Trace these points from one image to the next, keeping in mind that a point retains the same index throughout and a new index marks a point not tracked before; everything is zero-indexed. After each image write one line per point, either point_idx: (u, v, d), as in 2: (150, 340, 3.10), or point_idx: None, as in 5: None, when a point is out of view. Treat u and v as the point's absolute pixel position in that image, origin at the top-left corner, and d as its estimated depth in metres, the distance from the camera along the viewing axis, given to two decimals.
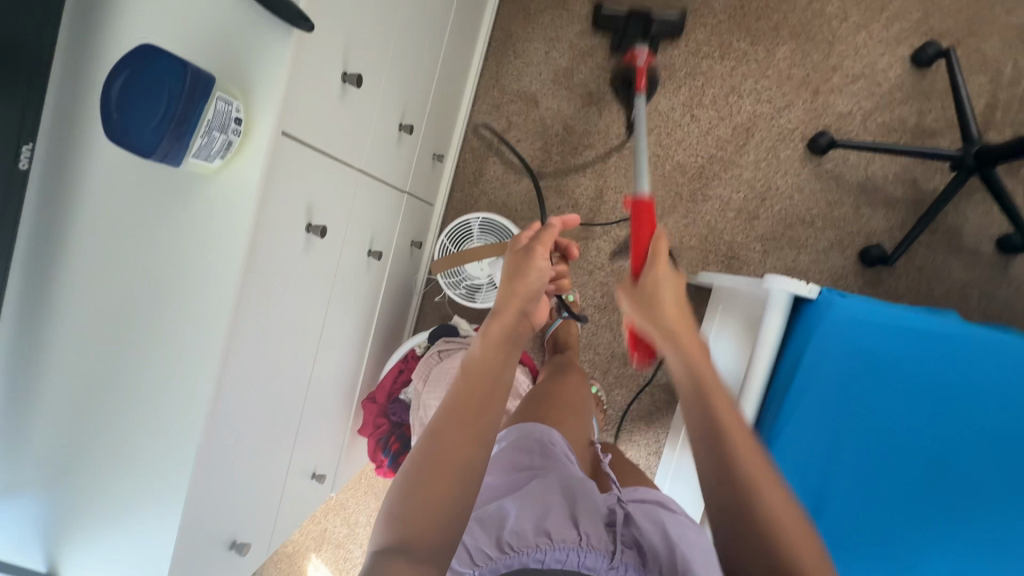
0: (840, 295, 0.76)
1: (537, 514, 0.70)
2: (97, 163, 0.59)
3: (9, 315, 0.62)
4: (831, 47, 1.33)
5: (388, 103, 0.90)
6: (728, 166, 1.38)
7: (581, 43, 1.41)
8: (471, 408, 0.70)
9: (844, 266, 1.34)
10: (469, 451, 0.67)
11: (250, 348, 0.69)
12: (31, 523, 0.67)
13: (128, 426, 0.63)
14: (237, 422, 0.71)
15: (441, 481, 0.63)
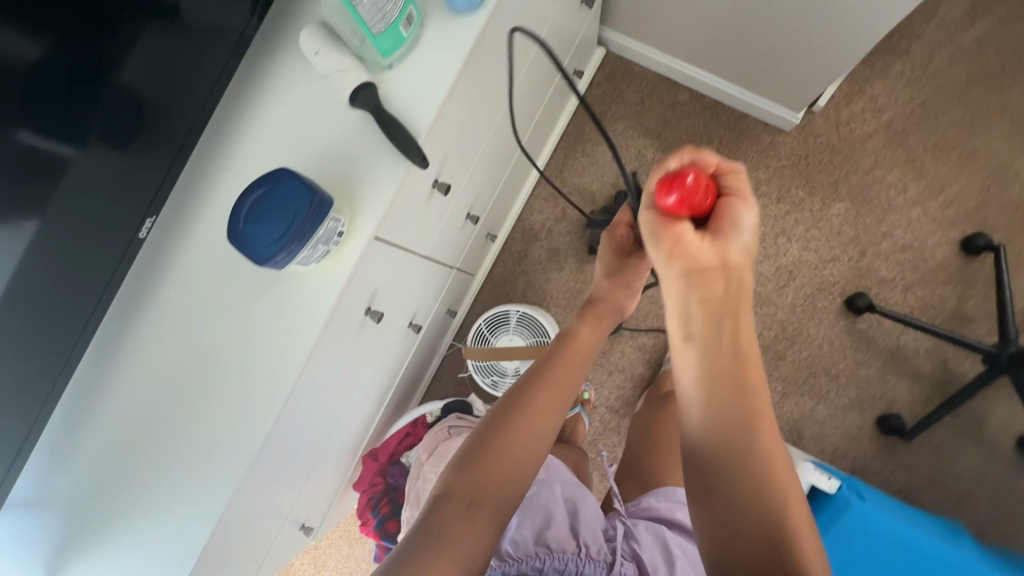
0: (857, 495, 0.81)
1: (538, 524, 0.79)
2: (207, 237, 0.70)
3: (100, 342, 0.71)
4: (884, 214, 1.38)
5: (464, 198, 0.96)
6: (764, 303, 1.41)
7: (647, 156, 1.48)
8: (560, 373, 0.76)
9: (860, 427, 1.35)
10: (550, 420, 0.72)
11: (294, 416, 0.73)
12: (63, 516, 0.69)
13: (165, 467, 0.68)
14: (263, 482, 0.75)
15: (516, 443, 0.69)
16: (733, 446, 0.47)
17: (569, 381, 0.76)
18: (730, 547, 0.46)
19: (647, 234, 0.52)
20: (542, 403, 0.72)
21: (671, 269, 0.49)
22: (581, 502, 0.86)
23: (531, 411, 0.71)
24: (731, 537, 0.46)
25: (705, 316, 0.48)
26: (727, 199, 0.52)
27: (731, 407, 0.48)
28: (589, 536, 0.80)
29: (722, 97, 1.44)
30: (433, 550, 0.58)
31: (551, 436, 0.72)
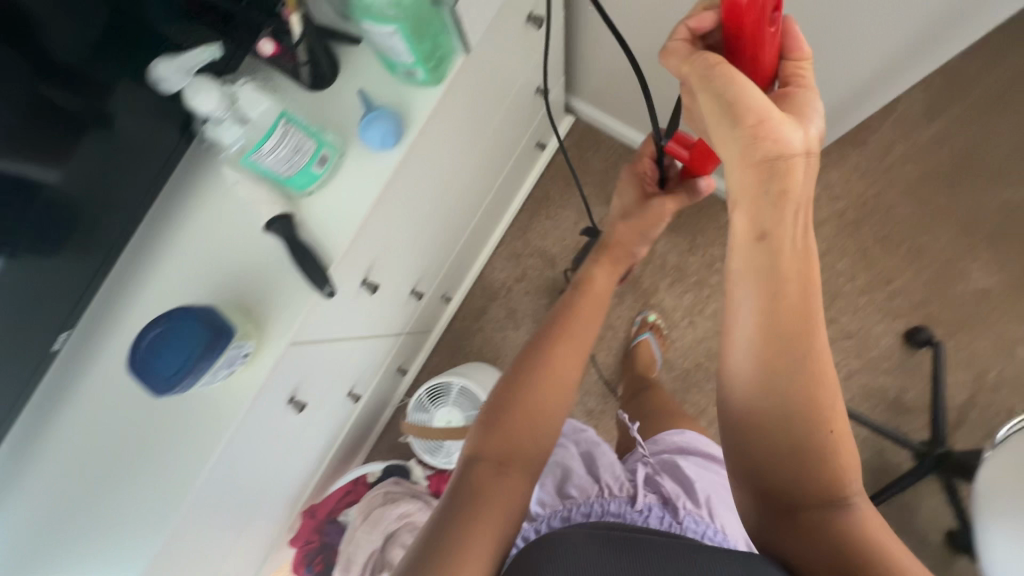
0: None
1: (561, 479, 0.90)
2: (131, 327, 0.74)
3: (26, 419, 0.74)
4: (832, 300, 1.41)
5: (404, 278, 0.99)
6: (711, 378, 1.44)
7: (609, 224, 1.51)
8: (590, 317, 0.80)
9: None
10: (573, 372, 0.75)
11: (212, 496, 0.77)
12: (22, 536, 0.72)
13: (85, 538, 0.71)
14: (182, 555, 0.78)
15: (546, 395, 0.71)
16: (787, 375, 0.51)
17: (591, 326, 0.80)
18: (786, 466, 0.52)
19: (718, 115, 0.52)
20: (561, 352, 0.75)
21: (753, 154, 0.50)
22: (598, 451, 0.94)
23: (556, 354, 0.75)
24: (790, 459, 0.52)
25: (775, 213, 0.50)
26: (795, 94, 0.54)
27: (795, 325, 0.50)
28: (609, 477, 0.88)
29: None
30: (483, 504, 0.60)
31: (570, 388, 0.74)
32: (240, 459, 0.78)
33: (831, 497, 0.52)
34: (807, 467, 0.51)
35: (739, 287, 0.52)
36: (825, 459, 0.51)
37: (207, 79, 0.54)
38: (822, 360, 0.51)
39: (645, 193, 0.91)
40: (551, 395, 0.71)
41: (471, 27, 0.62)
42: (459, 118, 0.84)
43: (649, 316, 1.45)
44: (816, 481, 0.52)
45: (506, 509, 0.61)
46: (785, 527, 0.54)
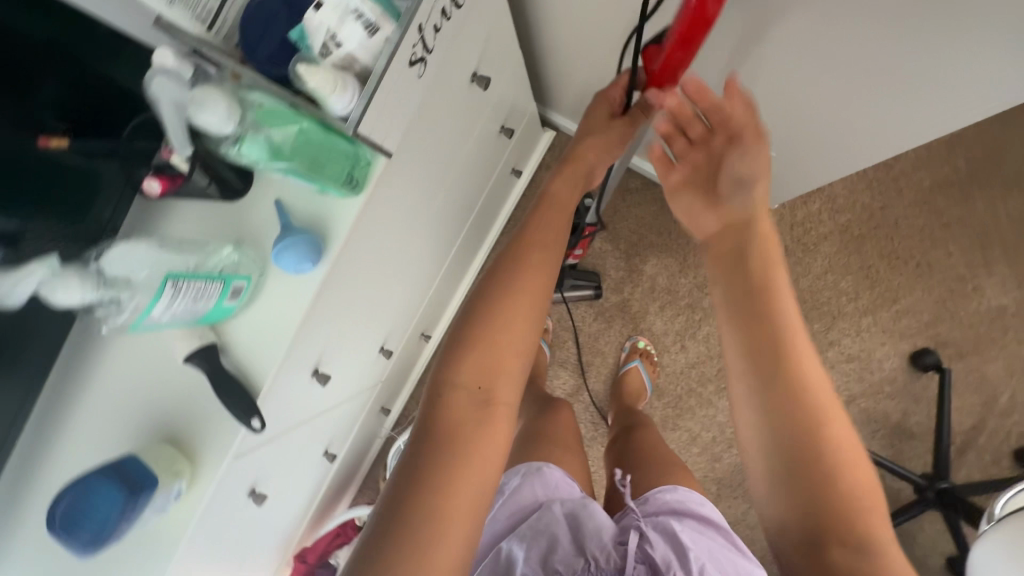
0: None
1: (544, 549, 0.69)
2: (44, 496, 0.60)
3: None
4: (834, 322, 1.33)
5: (365, 346, 0.95)
6: (705, 404, 1.39)
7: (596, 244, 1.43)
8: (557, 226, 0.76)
9: None
10: (538, 281, 0.71)
11: None
12: None
13: None
14: None
15: (509, 317, 0.68)
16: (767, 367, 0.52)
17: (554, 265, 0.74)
18: (801, 479, 0.50)
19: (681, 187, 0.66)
20: (530, 269, 0.71)
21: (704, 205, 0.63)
22: (585, 512, 0.73)
23: (521, 297, 0.70)
24: (807, 473, 0.50)
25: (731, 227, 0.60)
26: (731, 156, 0.62)
27: (773, 313, 0.54)
28: (595, 547, 0.69)
29: None
30: (442, 448, 0.60)
31: (541, 307, 0.71)
32: (210, 551, 0.75)
33: (844, 507, 0.48)
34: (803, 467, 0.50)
35: (739, 313, 0.55)
36: (839, 476, 0.49)
37: (65, 276, 0.47)
38: (805, 349, 0.53)
39: (612, 114, 0.84)
40: (514, 345, 0.68)
41: (388, 137, 0.55)
42: (405, 195, 0.76)
43: (638, 342, 1.40)
44: (840, 503, 0.49)
45: (493, 450, 0.62)
46: (813, 555, 0.48)
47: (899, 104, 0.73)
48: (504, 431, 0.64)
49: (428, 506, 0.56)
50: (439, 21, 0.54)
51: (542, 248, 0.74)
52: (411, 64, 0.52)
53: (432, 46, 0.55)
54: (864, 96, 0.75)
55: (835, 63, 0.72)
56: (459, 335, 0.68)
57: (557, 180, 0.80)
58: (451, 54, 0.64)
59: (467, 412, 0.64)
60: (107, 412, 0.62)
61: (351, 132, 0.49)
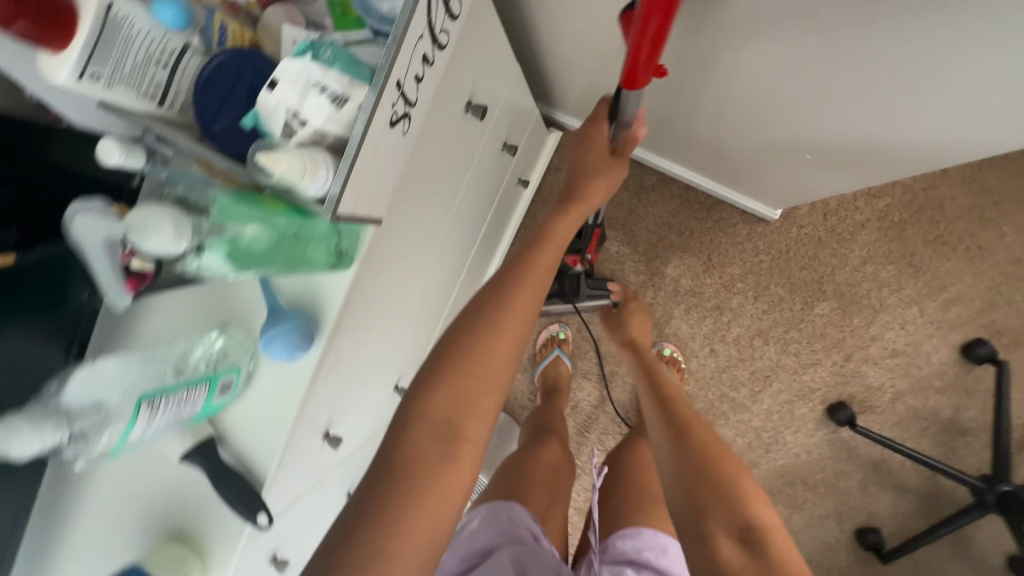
0: None
1: None
2: None
3: None
4: (875, 315, 1.24)
5: (376, 393, 0.89)
6: (738, 409, 1.32)
7: (613, 248, 1.35)
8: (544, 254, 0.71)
9: (838, 538, 1.29)
10: (526, 316, 0.67)
11: None
12: None
13: None
14: None
15: (490, 356, 0.64)
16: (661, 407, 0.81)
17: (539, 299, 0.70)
18: (690, 471, 0.67)
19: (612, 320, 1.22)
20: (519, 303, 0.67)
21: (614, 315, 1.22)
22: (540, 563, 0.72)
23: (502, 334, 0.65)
24: (698, 474, 0.66)
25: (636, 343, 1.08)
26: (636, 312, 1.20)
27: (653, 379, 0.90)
28: None
29: (694, 184, 1.28)
30: (410, 501, 0.56)
31: (521, 338, 0.66)
32: None
33: (720, 491, 0.64)
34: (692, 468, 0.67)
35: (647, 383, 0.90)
36: (724, 482, 0.65)
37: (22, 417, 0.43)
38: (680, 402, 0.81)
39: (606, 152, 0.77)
40: (491, 381, 0.63)
41: (373, 206, 0.49)
42: (405, 243, 0.69)
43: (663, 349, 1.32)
44: (726, 501, 0.63)
45: (454, 495, 0.59)
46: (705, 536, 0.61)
47: (955, 118, 0.62)
48: (470, 472, 0.60)
49: (385, 558, 0.53)
50: (418, 71, 0.46)
51: (534, 275, 0.69)
52: (393, 124, 0.45)
53: (416, 98, 0.47)
54: (912, 110, 0.65)
55: (873, 79, 0.62)
56: (429, 366, 0.64)
57: (566, 220, 0.75)
58: (439, 94, 0.56)
59: (433, 457, 0.59)
60: (103, 521, 0.57)
61: (331, 218, 0.42)
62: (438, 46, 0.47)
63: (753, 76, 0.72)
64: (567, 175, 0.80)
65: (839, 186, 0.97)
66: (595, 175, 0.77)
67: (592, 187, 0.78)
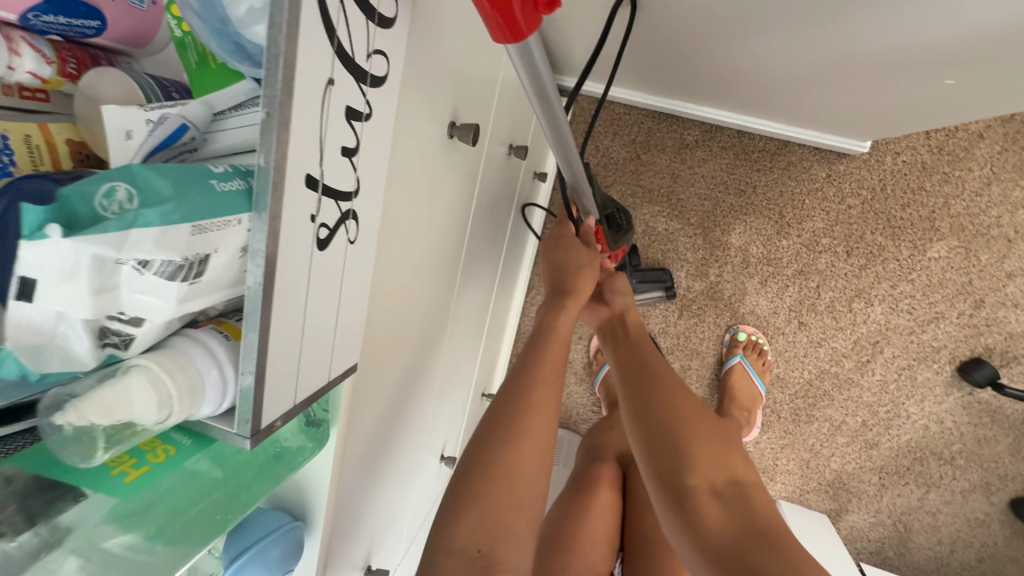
0: None
1: None
2: None
3: None
4: (1010, 247, 0.99)
5: (419, 483, 0.73)
6: (844, 386, 1.10)
7: (658, 225, 1.12)
8: (547, 341, 0.60)
9: (987, 513, 1.09)
10: (532, 398, 0.54)
11: None
12: None
13: None
14: None
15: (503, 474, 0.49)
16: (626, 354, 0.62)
17: (552, 385, 0.56)
18: (668, 433, 0.53)
19: None
20: (537, 398, 0.54)
21: None
22: None
23: (524, 440, 0.51)
24: (672, 434, 0.52)
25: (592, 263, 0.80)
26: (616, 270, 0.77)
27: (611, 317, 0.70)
28: None
29: (748, 128, 1.03)
30: None
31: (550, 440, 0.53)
32: None
33: (708, 457, 0.51)
34: (675, 432, 0.52)
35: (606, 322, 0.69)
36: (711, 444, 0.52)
37: None
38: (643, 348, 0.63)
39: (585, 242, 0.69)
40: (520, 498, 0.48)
41: (333, 360, 0.30)
42: (411, 335, 0.50)
43: (739, 333, 1.11)
44: (710, 464, 0.51)
45: None
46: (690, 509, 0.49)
47: None
48: None
49: None
50: (349, 138, 0.26)
51: (545, 361, 0.58)
52: (323, 244, 0.26)
53: (353, 180, 0.27)
54: None
55: None
56: None
57: (564, 319, 0.63)
58: (396, 141, 0.35)
59: None
60: None
61: (250, 441, 0.24)
62: (371, 79, 0.26)
63: (861, 17, 0.49)
64: (549, 273, 0.68)
65: (969, 107, 0.71)
66: (582, 271, 0.66)
67: (580, 283, 0.66)
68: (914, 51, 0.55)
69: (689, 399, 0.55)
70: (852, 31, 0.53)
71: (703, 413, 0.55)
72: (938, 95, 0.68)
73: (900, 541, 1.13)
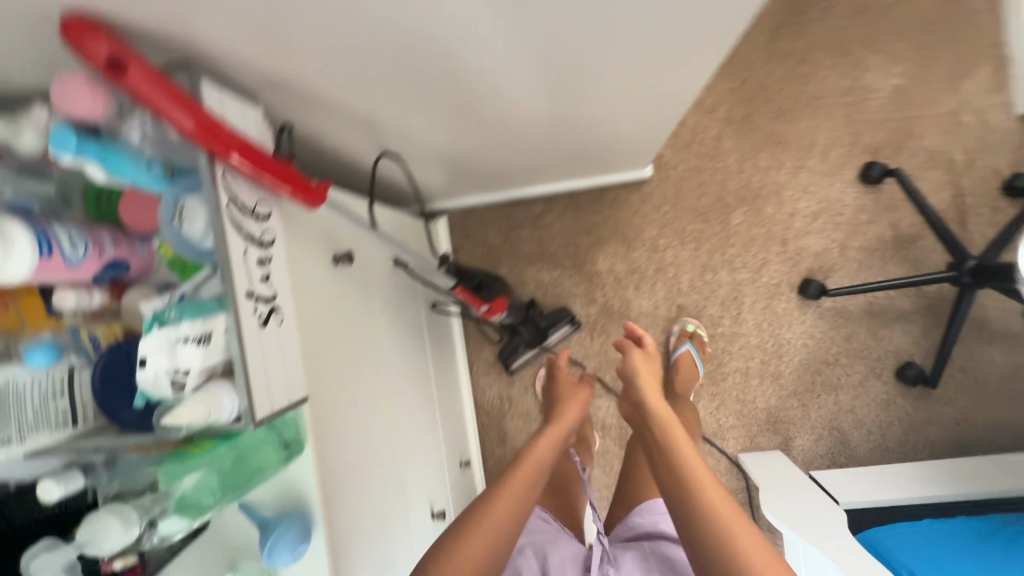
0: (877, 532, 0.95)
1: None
2: None
3: None
4: (781, 196, 1.34)
5: (421, 533, 0.90)
6: (733, 339, 1.37)
7: (546, 278, 1.42)
8: (543, 444, 0.83)
9: (888, 391, 1.31)
10: (521, 476, 0.76)
11: None
12: None
13: None
14: None
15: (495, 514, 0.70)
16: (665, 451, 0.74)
17: (534, 464, 0.79)
18: (690, 512, 0.66)
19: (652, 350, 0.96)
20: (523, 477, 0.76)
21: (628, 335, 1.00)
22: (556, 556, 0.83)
23: (504, 488, 0.74)
24: (690, 513, 0.66)
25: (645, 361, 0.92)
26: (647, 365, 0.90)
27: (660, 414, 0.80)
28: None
29: (572, 189, 1.39)
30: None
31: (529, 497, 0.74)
32: None
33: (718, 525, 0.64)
34: (696, 513, 0.65)
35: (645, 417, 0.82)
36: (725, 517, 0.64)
37: None
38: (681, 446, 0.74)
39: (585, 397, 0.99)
40: (505, 515, 0.70)
41: (292, 385, 0.54)
42: (358, 396, 0.74)
43: (687, 324, 1.35)
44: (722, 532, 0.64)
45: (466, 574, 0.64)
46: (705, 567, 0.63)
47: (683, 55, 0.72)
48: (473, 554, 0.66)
49: None
50: (263, 271, 0.52)
51: (534, 452, 0.81)
52: (265, 322, 0.51)
53: (272, 292, 0.53)
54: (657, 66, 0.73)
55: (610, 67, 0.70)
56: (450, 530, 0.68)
57: (559, 425, 0.89)
58: (294, 272, 0.62)
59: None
60: None
61: (254, 424, 0.47)
62: (267, 243, 0.54)
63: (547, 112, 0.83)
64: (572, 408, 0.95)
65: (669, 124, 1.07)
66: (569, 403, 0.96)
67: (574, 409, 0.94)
68: (594, 115, 0.89)
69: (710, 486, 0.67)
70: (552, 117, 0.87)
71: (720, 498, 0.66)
72: (647, 128, 1.04)
73: (843, 444, 1.33)
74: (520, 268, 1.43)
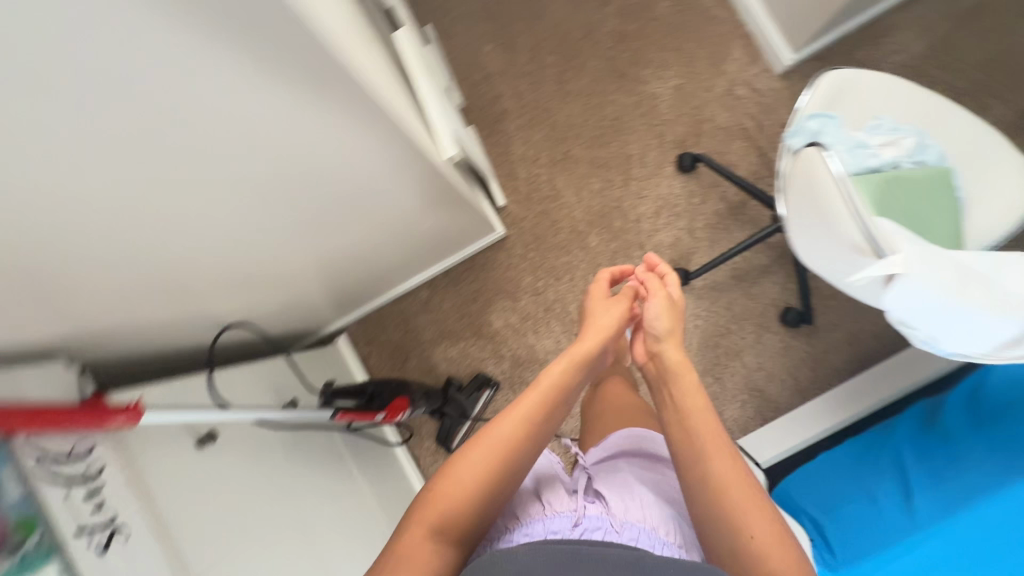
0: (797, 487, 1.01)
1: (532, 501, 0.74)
2: None
3: None
4: (622, 207, 1.47)
5: None
6: None
7: (453, 354, 1.50)
8: (550, 388, 0.75)
9: (782, 338, 1.41)
10: (511, 437, 0.70)
11: None
12: None
13: None
14: None
15: (472, 480, 0.66)
16: (690, 437, 0.71)
17: (531, 416, 0.72)
18: (717, 511, 0.65)
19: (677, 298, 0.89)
20: (511, 435, 0.70)
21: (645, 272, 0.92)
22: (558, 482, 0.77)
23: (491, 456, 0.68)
24: (716, 515, 0.65)
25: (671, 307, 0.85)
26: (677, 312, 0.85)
27: (689, 396, 0.75)
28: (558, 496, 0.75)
29: (445, 267, 1.50)
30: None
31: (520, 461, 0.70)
32: None
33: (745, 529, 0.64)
34: (723, 518, 0.65)
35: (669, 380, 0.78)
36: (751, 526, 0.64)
37: None
38: (711, 439, 0.70)
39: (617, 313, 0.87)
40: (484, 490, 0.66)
41: None
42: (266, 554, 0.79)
43: None
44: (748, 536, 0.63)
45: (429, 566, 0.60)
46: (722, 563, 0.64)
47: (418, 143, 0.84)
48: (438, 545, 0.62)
49: None
50: (95, 501, 0.62)
51: (535, 398, 0.73)
52: (106, 547, 0.60)
53: (110, 515, 0.63)
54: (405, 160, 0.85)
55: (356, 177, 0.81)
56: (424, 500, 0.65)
57: (585, 347, 0.80)
58: (143, 481, 0.70)
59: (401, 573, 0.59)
60: None
61: None
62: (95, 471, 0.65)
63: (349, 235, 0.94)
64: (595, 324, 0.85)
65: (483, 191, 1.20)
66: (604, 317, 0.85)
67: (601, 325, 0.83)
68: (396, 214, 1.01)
69: (743, 489, 0.66)
70: (359, 230, 0.99)
71: (753, 504, 0.65)
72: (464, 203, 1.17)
73: (765, 400, 1.40)
74: (427, 353, 1.51)
